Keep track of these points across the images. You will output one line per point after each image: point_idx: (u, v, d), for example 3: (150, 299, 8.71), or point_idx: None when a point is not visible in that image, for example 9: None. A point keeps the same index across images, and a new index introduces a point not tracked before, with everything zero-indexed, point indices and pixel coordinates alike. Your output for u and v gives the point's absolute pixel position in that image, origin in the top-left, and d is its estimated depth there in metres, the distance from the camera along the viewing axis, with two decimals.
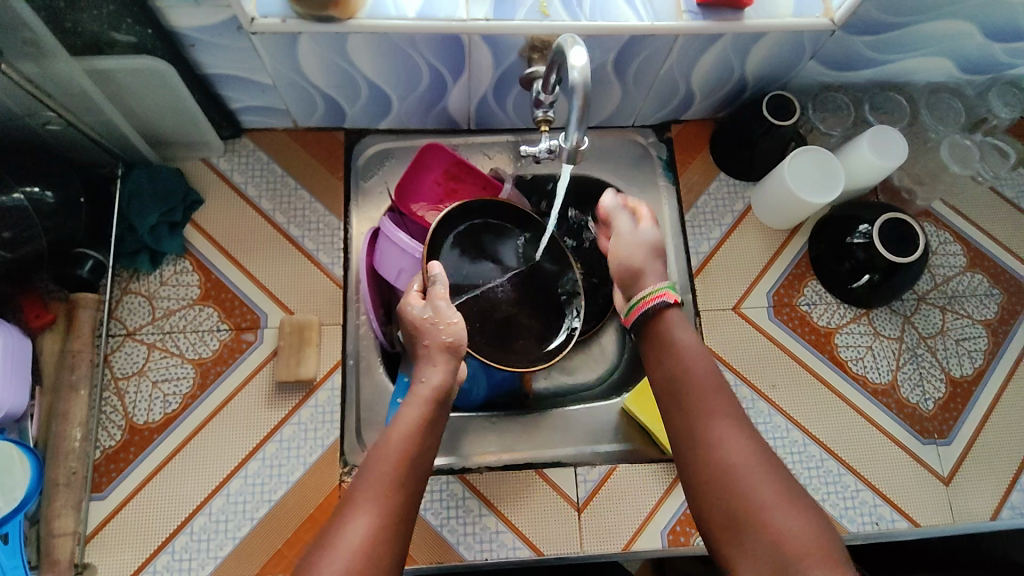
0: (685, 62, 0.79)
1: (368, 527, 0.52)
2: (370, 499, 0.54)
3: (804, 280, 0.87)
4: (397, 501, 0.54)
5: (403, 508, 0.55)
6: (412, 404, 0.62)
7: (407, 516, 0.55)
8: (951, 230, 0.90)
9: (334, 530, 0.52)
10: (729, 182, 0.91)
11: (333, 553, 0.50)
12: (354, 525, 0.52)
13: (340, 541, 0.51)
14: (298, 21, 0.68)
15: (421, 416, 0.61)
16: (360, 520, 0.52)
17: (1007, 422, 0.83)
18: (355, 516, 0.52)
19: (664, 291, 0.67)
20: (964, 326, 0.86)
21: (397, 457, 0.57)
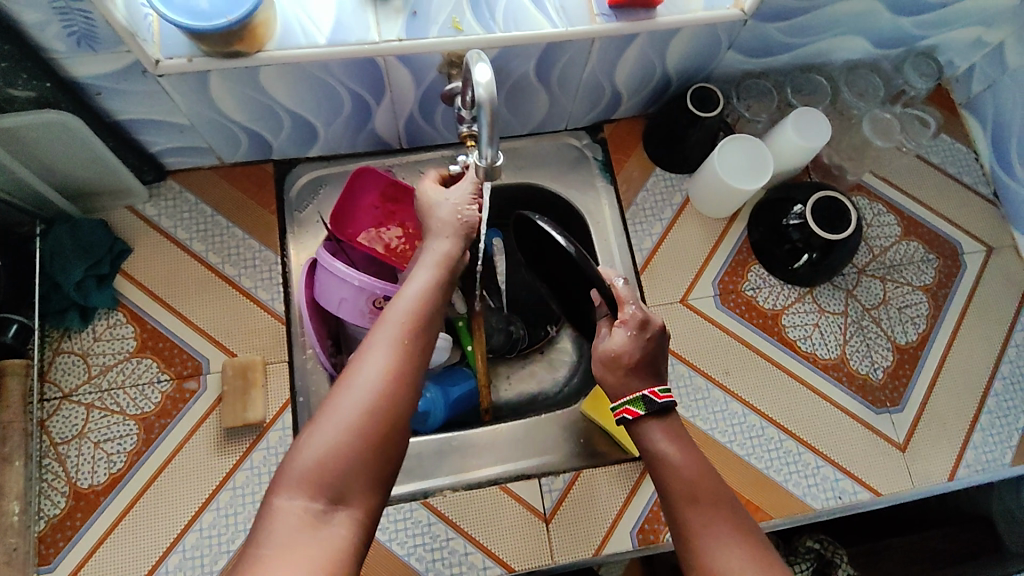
0: (606, 63, 0.80)
1: (385, 364, 0.54)
2: (387, 340, 0.55)
3: (747, 265, 0.88)
4: (414, 341, 0.56)
5: (420, 348, 0.56)
6: (423, 267, 0.64)
7: (423, 355, 0.56)
8: (883, 201, 0.92)
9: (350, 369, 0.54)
10: (665, 176, 0.92)
11: (351, 386, 0.52)
12: (370, 361, 0.54)
13: (357, 377, 0.53)
14: (204, 59, 0.66)
15: (437, 274, 0.63)
16: (377, 358, 0.54)
17: (955, 382, 0.85)
18: (371, 354, 0.54)
19: (627, 407, 0.62)
20: (905, 293, 0.88)
21: (412, 307, 0.59)
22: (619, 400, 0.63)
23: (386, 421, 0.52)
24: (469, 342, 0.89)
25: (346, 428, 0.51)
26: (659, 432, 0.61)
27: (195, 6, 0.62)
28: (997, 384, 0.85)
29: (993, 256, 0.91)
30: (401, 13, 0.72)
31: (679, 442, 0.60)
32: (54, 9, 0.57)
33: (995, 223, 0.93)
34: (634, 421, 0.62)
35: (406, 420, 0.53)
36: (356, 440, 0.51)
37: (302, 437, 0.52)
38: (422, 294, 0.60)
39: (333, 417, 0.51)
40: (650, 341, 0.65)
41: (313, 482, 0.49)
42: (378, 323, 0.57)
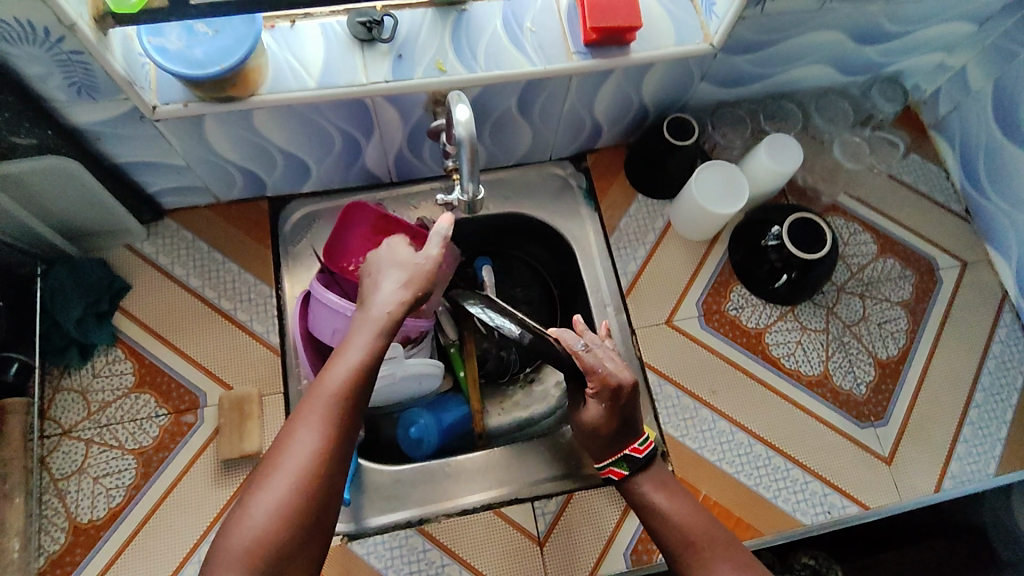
0: (585, 96, 0.83)
1: (311, 449, 0.55)
2: (314, 422, 0.56)
3: (730, 286, 0.91)
4: (342, 423, 0.57)
5: (347, 428, 0.58)
6: (360, 330, 0.62)
7: (353, 432, 0.58)
8: (859, 220, 0.95)
9: (282, 451, 0.55)
10: (647, 202, 0.95)
11: (281, 471, 0.54)
12: (302, 443, 0.55)
13: (289, 461, 0.54)
14: (199, 104, 0.69)
15: (378, 335, 0.62)
16: (309, 441, 0.55)
17: (936, 395, 0.87)
18: (303, 437, 0.56)
19: (611, 469, 0.70)
20: (884, 310, 0.91)
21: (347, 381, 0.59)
22: (603, 462, 0.71)
23: (317, 505, 0.54)
24: (461, 368, 0.91)
25: (271, 520, 0.52)
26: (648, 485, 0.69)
27: (189, 55, 0.65)
28: (977, 395, 0.87)
29: (968, 270, 0.94)
30: (387, 56, 0.75)
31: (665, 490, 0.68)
32: (56, 62, 0.61)
33: (967, 239, 0.96)
34: (621, 480, 0.70)
35: (331, 503, 0.55)
36: (282, 530, 0.52)
37: (230, 524, 0.53)
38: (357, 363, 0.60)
39: (258, 508, 0.53)
40: (625, 406, 0.68)
41: (243, 574, 0.50)
42: (309, 399, 0.58)
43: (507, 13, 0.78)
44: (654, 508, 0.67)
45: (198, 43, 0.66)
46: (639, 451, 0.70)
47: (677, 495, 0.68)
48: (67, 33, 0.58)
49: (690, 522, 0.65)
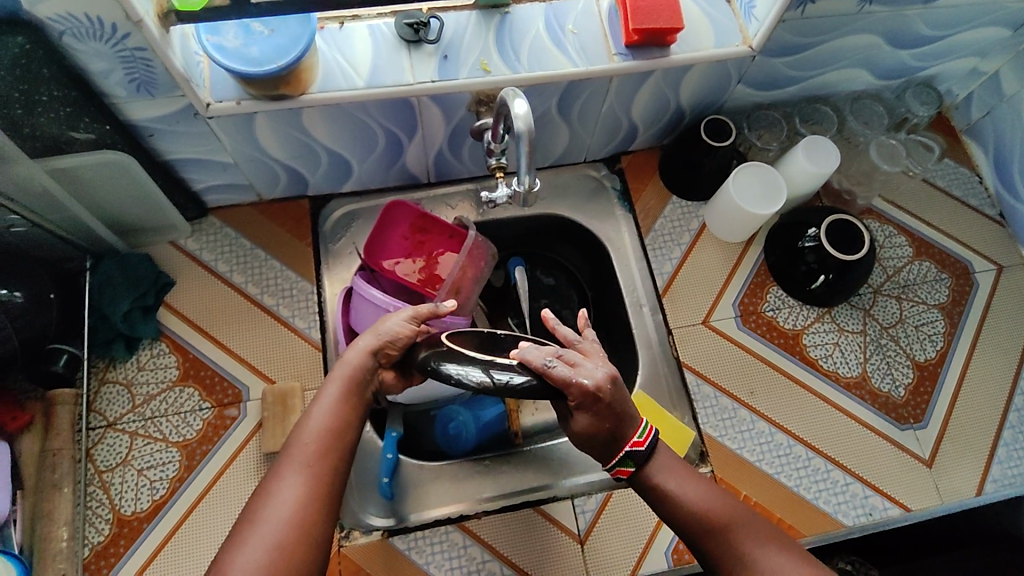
0: (624, 98, 0.84)
1: (293, 495, 0.55)
2: (294, 471, 0.56)
3: (766, 287, 0.92)
4: (322, 469, 0.57)
5: (328, 475, 0.58)
6: (332, 382, 0.64)
7: (336, 479, 0.58)
8: (894, 223, 0.96)
9: (261, 506, 0.54)
10: (681, 204, 0.96)
11: (261, 527, 0.53)
12: (281, 495, 0.55)
13: (268, 514, 0.54)
14: (251, 102, 0.71)
15: (347, 389, 0.64)
16: (288, 491, 0.55)
17: (975, 399, 0.86)
18: (280, 491, 0.55)
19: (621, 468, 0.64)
20: (921, 312, 0.91)
21: (320, 433, 0.60)
22: (608, 464, 0.65)
23: (300, 556, 0.52)
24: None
25: (256, 567, 0.50)
26: (659, 476, 0.64)
27: (246, 53, 0.67)
28: (1017, 398, 0.87)
29: (1004, 274, 0.94)
30: (433, 56, 0.77)
31: (679, 479, 0.63)
32: (119, 58, 0.62)
33: (1002, 242, 0.96)
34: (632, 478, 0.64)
35: (317, 551, 0.54)
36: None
37: None
38: (329, 414, 0.61)
39: (242, 559, 0.51)
40: (612, 408, 0.62)
41: None
42: (288, 451, 0.59)
43: (549, 16, 0.80)
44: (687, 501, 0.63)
45: (254, 42, 0.68)
46: (640, 444, 0.63)
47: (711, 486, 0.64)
48: (133, 30, 0.59)
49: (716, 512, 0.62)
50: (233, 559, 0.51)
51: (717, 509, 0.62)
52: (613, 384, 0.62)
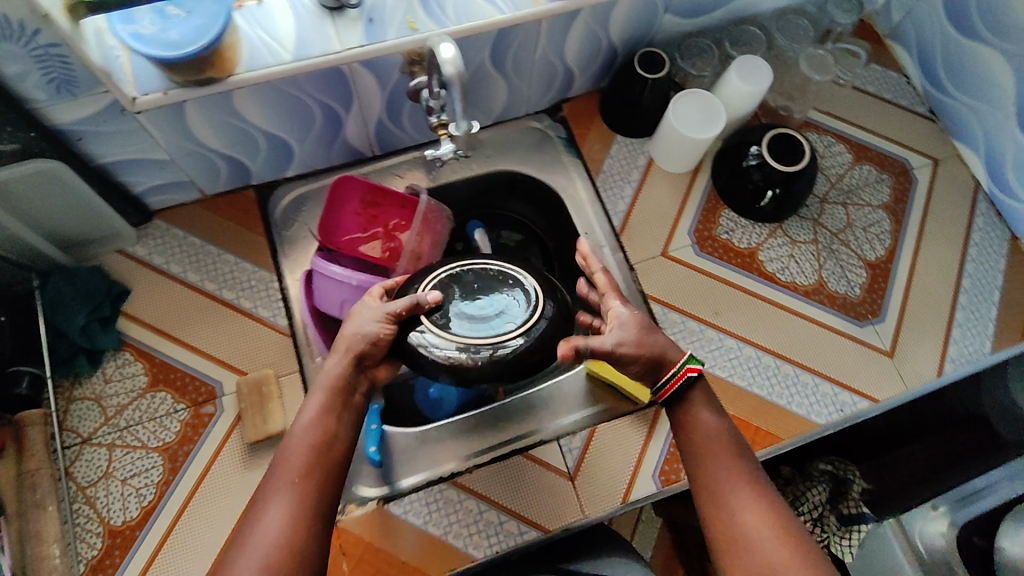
0: (555, 42, 0.85)
1: (282, 516, 0.56)
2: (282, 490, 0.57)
3: (718, 212, 0.94)
4: (310, 484, 0.58)
5: (317, 489, 0.58)
6: (313, 394, 0.64)
7: (326, 491, 0.59)
8: (832, 133, 0.99)
9: (252, 527, 0.55)
10: (626, 142, 0.97)
11: (252, 546, 0.54)
12: (270, 512, 0.56)
13: (257, 538, 0.54)
14: (179, 90, 0.69)
15: (331, 397, 0.64)
16: (275, 511, 0.56)
17: (924, 290, 0.90)
18: (269, 510, 0.56)
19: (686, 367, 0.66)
20: (866, 214, 0.94)
21: (305, 449, 0.60)
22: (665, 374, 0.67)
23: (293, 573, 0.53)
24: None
25: None
26: (675, 415, 0.67)
27: (165, 38, 0.65)
28: (964, 282, 0.91)
29: (939, 168, 0.98)
30: (358, 21, 0.76)
31: (691, 417, 0.66)
32: (33, 57, 0.61)
33: (934, 137, 1.00)
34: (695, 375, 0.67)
35: (312, 565, 0.55)
36: None
37: None
38: (314, 427, 0.62)
39: None
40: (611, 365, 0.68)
41: None
42: (275, 471, 0.59)
43: None
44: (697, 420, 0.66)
45: (172, 26, 0.66)
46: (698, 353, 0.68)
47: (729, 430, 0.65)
48: (42, 24, 0.58)
49: (714, 454, 0.63)
50: None
51: (714, 452, 0.63)
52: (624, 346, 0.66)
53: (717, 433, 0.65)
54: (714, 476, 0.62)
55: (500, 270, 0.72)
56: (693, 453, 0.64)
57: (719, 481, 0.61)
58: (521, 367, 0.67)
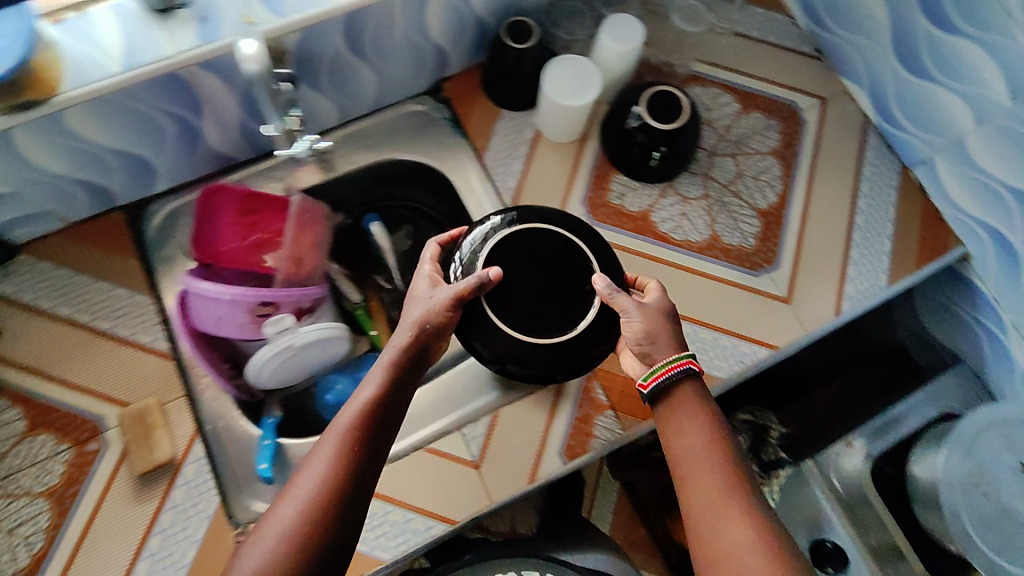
0: (413, 20, 0.81)
1: (321, 470, 0.55)
2: (329, 447, 0.57)
3: (609, 177, 0.93)
4: (357, 447, 0.57)
5: (362, 454, 0.57)
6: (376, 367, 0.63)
7: (371, 458, 0.58)
8: (718, 84, 0.97)
9: (297, 476, 0.56)
10: (512, 116, 0.94)
11: (269, 529, 0.53)
12: (293, 497, 0.54)
13: (296, 488, 0.55)
14: (4, 119, 0.65)
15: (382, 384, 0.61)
16: (316, 465, 0.56)
17: (818, 232, 0.90)
18: (295, 494, 0.55)
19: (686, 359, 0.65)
20: (756, 162, 0.94)
21: (357, 412, 0.59)
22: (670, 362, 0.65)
23: (321, 528, 0.53)
24: (359, 306, 0.93)
25: (277, 535, 0.52)
26: (662, 417, 0.65)
27: None
28: (858, 219, 0.91)
29: (828, 106, 0.97)
30: (190, 21, 0.71)
31: (678, 424, 0.64)
32: None
33: (822, 75, 0.98)
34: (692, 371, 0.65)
35: (346, 523, 0.55)
36: (289, 549, 0.52)
37: (241, 549, 0.53)
38: (360, 412, 0.59)
39: (269, 525, 0.53)
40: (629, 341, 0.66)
41: None
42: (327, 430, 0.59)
43: None
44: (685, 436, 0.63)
45: None
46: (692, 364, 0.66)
47: (719, 436, 0.63)
48: None
49: (704, 468, 0.61)
50: (262, 523, 0.54)
51: (705, 465, 0.61)
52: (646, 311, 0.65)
53: (709, 444, 0.62)
54: (706, 493, 0.60)
55: (559, 239, 0.67)
56: (682, 466, 0.62)
57: (710, 499, 0.59)
58: (572, 353, 0.66)
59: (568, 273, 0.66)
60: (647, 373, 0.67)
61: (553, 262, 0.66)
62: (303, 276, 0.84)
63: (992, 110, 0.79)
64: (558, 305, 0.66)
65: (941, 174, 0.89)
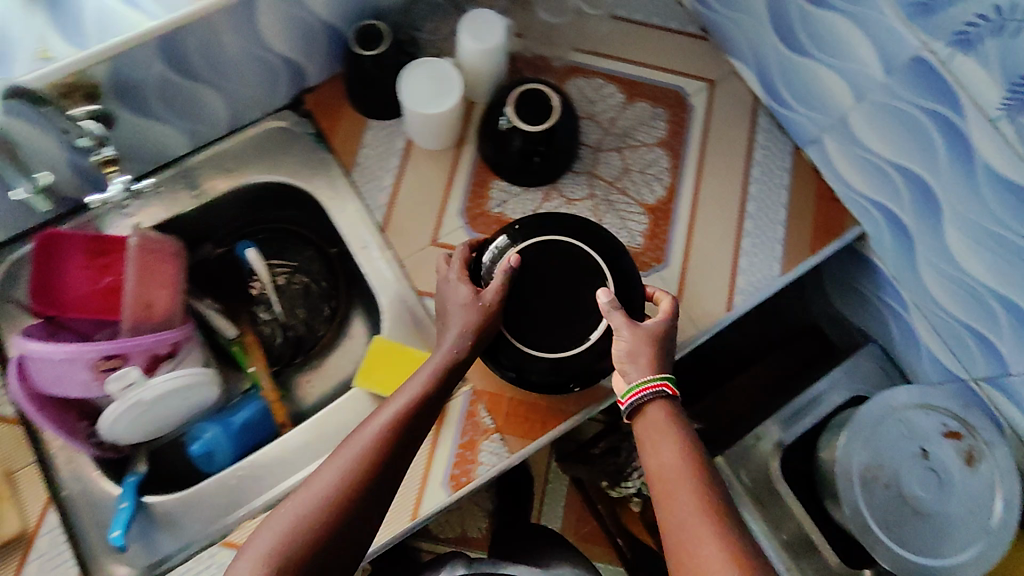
0: (245, 35, 0.73)
1: (342, 466, 0.61)
2: (350, 446, 0.62)
3: (488, 183, 0.87)
4: (378, 449, 0.62)
5: (383, 456, 0.62)
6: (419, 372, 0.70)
7: (390, 461, 0.63)
8: (602, 74, 0.91)
9: (320, 468, 0.61)
10: (381, 126, 0.87)
11: (272, 523, 0.57)
12: (305, 494, 0.59)
13: (317, 478, 0.60)
14: None
15: (410, 404, 0.67)
16: (337, 461, 0.61)
17: (708, 224, 0.86)
18: (310, 489, 0.59)
19: (661, 381, 0.68)
20: (643, 155, 0.89)
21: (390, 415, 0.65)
22: (651, 380, 0.68)
23: (333, 519, 0.57)
24: (234, 342, 0.88)
25: (291, 520, 0.57)
26: (640, 434, 0.68)
27: None
28: (750, 207, 0.87)
29: (717, 89, 0.91)
30: None
31: (652, 441, 0.65)
32: None
33: (709, 55, 0.92)
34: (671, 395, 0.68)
35: (359, 516, 0.59)
36: (302, 532, 0.56)
37: (254, 534, 0.57)
38: (385, 427, 0.64)
39: (284, 510, 0.58)
40: (615, 356, 0.73)
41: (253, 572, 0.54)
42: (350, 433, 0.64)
43: None
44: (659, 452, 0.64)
45: None
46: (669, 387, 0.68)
47: (693, 457, 0.64)
48: None
49: (674, 485, 0.62)
50: (277, 510, 0.58)
51: (675, 483, 0.62)
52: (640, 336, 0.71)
53: (680, 462, 0.63)
54: (674, 512, 0.60)
55: (571, 247, 0.78)
56: (659, 483, 0.63)
57: (679, 516, 0.59)
58: (575, 365, 0.76)
59: (577, 284, 0.77)
60: (626, 388, 0.70)
61: (564, 270, 0.78)
62: (156, 321, 0.78)
63: (864, 83, 0.73)
64: (566, 312, 0.76)
65: (831, 152, 0.84)
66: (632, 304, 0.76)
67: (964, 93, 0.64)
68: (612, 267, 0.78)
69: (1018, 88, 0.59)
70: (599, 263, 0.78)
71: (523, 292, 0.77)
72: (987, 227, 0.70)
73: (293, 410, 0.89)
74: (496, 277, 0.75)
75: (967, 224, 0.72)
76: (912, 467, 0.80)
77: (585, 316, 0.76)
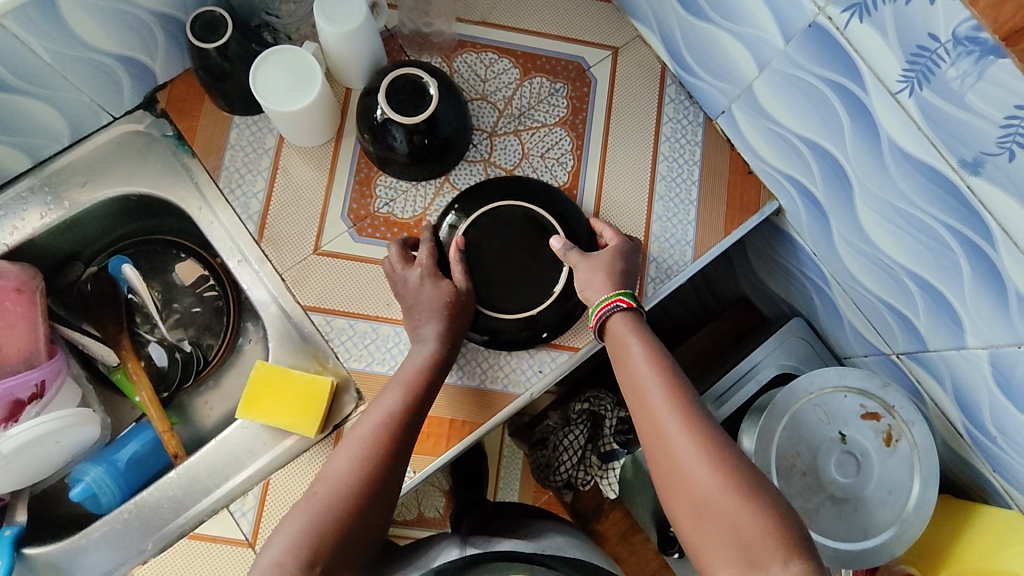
0: (54, 35, 0.64)
1: (350, 465, 0.61)
2: (356, 446, 0.62)
3: (372, 180, 0.79)
4: (384, 447, 0.62)
5: (388, 454, 0.62)
6: (404, 368, 0.69)
7: (396, 458, 0.63)
8: (492, 47, 0.82)
9: (327, 468, 0.62)
10: (247, 123, 0.78)
11: (289, 523, 0.57)
12: (317, 495, 0.59)
13: (326, 479, 0.60)
14: None
15: (407, 396, 0.66)
16: (344, 461, 0.61)
17: (613, 210, 0.81)
18: (326, 486, 0.59)
19: (619, 297, 0.69)
20: (543, 137, 0.81)
21: (384, 414, 0.65)
22: (609, 295, 0.70)
23: (350, 516, 0.58)
24: (117, 370, 0.83)
25: (308, 519, 0.57)
26: (611, 350, 0.70)
27: None
28: (659, 186, 0.81)
29: (621, 56, 0.83)
30: None
31: (622, 355, 0.68)
32: None
33: (610, 19, 0.84)
34: (631, 307, 0.69)
35: (374, 513, 0.60)
36: (322, 529, 0.56)
37: (271, 537, 0.57)
38: (388, 419, 0.64)
39: (299, 510, 0.58)
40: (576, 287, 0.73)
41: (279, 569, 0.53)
42: (350, 434, 0.65)
43: None
44: (629, 360, 0.67)
45: None
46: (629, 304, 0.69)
47: (660, 362, 0.66)
48: None
49: (646, 396, 0.64)
50: (291, 513, 0.58)
51: (651, 403, 0.64)
52: (607, 282, 0.71)
53: (647, 368, 0.65)
54: (650, 420, 0.63)
55: (526, 211, 0.75)
56: (632, 385, 0.66)
57: (657, 424, 0.62)
58: (554, 319, 0.75)
59: (533, 241, 0.75)
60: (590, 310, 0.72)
61: (521, 234, 0.75)
62: (13, 363, 0.75)
63: (767, 52, 0.66)
64: (529, 274, 0.75)
65: (739, 122, 0.78)
66: (579, 233, 0.76)
67: (864, 64, 0.57)
68: (568, 219, 0.76)
69: (917, 59, 0.52)
70: (550, 217, 0.76)
71: (483, 267, 0.75)
72: (894, 205, 0.64)
73: (192, 435, 0.84)
74: (455, 261, 0.73)
75: (876, 202, 0.66)
76: (829, 451, 0.78)
77: (549, 272, 0.75)
